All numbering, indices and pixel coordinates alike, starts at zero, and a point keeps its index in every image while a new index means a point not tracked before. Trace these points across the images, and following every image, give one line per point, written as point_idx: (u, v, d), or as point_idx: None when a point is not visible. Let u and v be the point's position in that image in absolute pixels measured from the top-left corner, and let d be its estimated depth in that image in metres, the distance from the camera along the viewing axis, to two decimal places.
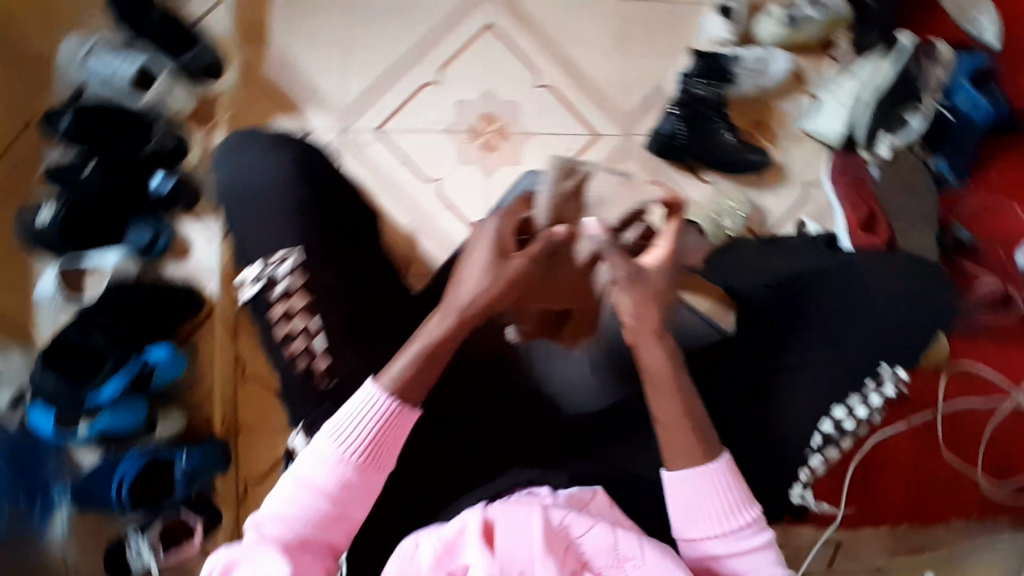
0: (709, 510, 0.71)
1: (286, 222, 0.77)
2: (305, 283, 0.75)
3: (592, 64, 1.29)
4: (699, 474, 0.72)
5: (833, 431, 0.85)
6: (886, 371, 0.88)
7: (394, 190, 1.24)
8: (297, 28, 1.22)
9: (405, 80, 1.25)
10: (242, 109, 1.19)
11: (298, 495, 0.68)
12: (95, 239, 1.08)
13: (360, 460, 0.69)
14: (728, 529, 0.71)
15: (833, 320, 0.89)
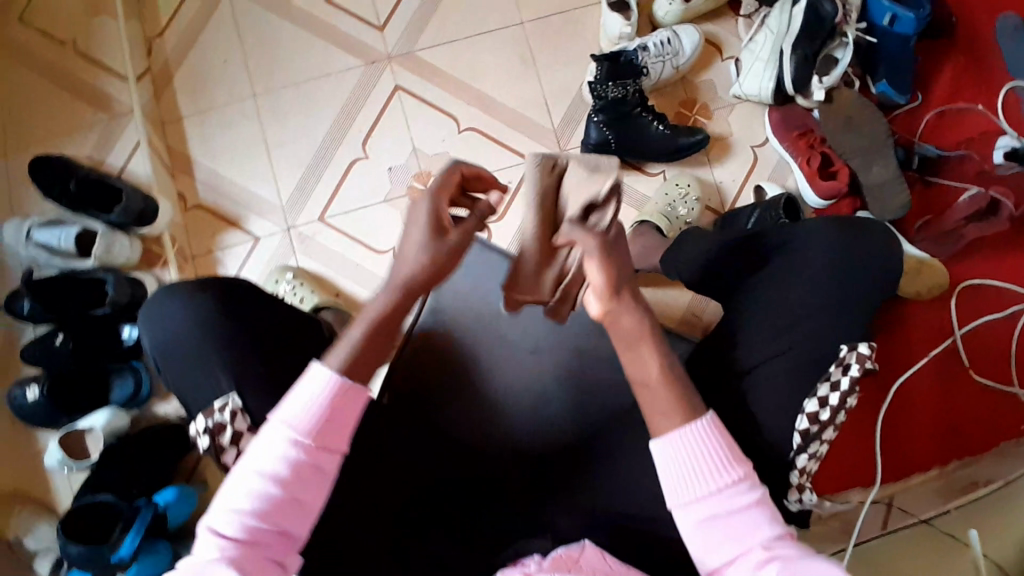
0: (693, 483, 0.63)
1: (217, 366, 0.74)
2: (252, 422, 0.72)
3: (505, 94, 1.28)
4: (682, 438, 0.64)
5: (811, 422, 0.72)
6: (848, 354, 0.75)
7: (355, 270, 1.24)
8: (221, 148, 1.26)
9: (333, 164, 1.26)
10: (193, 239, 1.24)
11: (254, 485, 0.61)
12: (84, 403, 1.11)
13: (316, 442, 0.63)
14: (717, 498, 0.62)
15: (791, 299, 0.79)
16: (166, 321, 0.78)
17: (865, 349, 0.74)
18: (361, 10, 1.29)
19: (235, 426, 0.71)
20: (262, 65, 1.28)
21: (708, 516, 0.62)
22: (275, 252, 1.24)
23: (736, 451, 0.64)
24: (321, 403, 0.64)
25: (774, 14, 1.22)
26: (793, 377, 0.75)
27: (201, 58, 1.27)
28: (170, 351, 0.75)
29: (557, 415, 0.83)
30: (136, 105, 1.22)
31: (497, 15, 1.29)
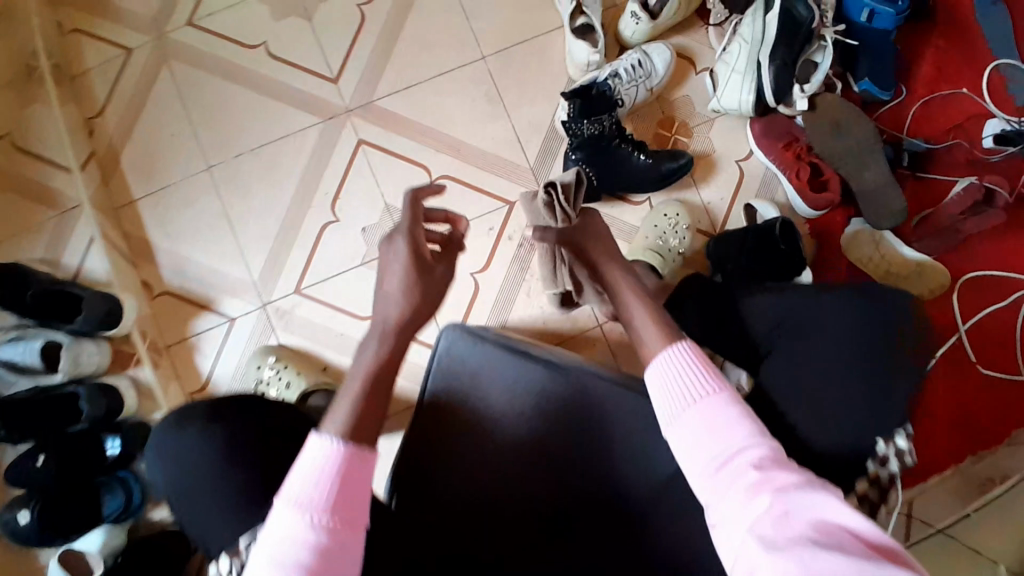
0: (679, 399, 0.65)
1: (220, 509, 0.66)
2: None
3: (475, 135, 1.21)
4: (666, 359, 0.68)
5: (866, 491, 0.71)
6: (891, 448, 0.71)
7: (341, 340, 1.18)
8: (182, 231, 1.19)
9: (304, 232, 1.19)
10: (164, 328, 1.17)
11: (276, 562, 0.54)
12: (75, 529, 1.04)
13: (333, 520, 0.56)
14: (706, 413, 0.64)
15: (803, 364, 0.74)
16: (160, 449, 0.70)
17: (907, 444, 0.71)
18: (313, 64, 1.21)
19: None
20: (212, 135, 1.20)
21: (692, 427, 0.63)
22: (254, 332, 1.18)
23: (716, 370, 0.67)
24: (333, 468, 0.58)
25: (747, 22, 1.16)
26: (818, 448, 0.71)
27: (149, 136, 1.19)
28: (175, 500, 0.68)
29: (578, 501, 0.80)
30: (84, 198, 1.14)
31: (456, 54, 1.22)
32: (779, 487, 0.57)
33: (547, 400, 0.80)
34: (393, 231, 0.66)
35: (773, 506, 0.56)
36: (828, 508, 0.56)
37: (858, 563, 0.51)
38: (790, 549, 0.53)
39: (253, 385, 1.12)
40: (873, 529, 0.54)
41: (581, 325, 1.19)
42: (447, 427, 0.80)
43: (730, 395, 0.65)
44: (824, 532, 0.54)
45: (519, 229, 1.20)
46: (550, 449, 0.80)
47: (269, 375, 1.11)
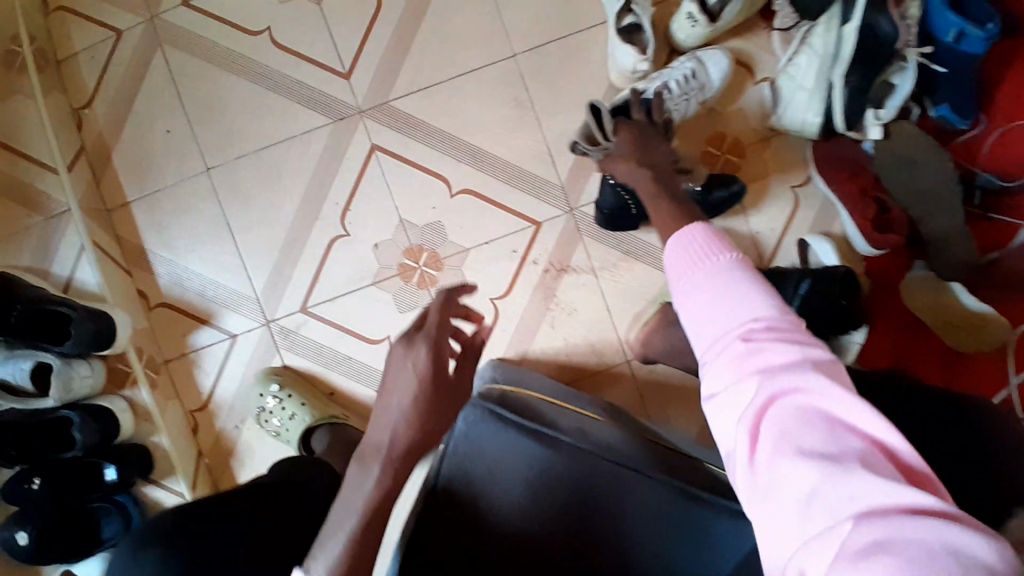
0: (683, 271, 0.59)
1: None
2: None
3: (500, 146, 1.09)
4: (696, 251, 0.59)
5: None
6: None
7: (348, 363, 1.11)
8: (179, 237, 1.11)
9: (310, 246, 1.11)
10: (162, 342, 1.11)
11: None
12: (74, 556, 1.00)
13: None
14: (718, 284, 0.55)
15: None
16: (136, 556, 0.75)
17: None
18: (322, 56, 1.10)
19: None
20: (211, 133, 1.10)
21: (701, 304, 0.55)
22: (256, 351, 1.11)
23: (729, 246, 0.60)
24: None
25: (820, 30, 1.00)
26: None
27: (141, 131, 1.10)
28: None
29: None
30: (73, 203, 1.06)
31: (482, 52, 1.09)
32: (769, 368, 0.49)
33: (554, 496, 0.73)
34: (408, 337, 0.65)
35: (761, 393, 0.48)
36: (835, 405, 0.47)
37: (849, 473, 0.43)
38: (774, 457, 0.46)
39: (255, 411, 1.07)
40: (891, 436, 0.45)
41: (607, 360, 1.10)
42: (439, 517, 0.72)
43: (749, 271, 0.56)
44: (816, 431, 0.46)
45: (545, 253, 1.10)
46: (549, 556, 0.71)
47: (273, 405, 1.05)
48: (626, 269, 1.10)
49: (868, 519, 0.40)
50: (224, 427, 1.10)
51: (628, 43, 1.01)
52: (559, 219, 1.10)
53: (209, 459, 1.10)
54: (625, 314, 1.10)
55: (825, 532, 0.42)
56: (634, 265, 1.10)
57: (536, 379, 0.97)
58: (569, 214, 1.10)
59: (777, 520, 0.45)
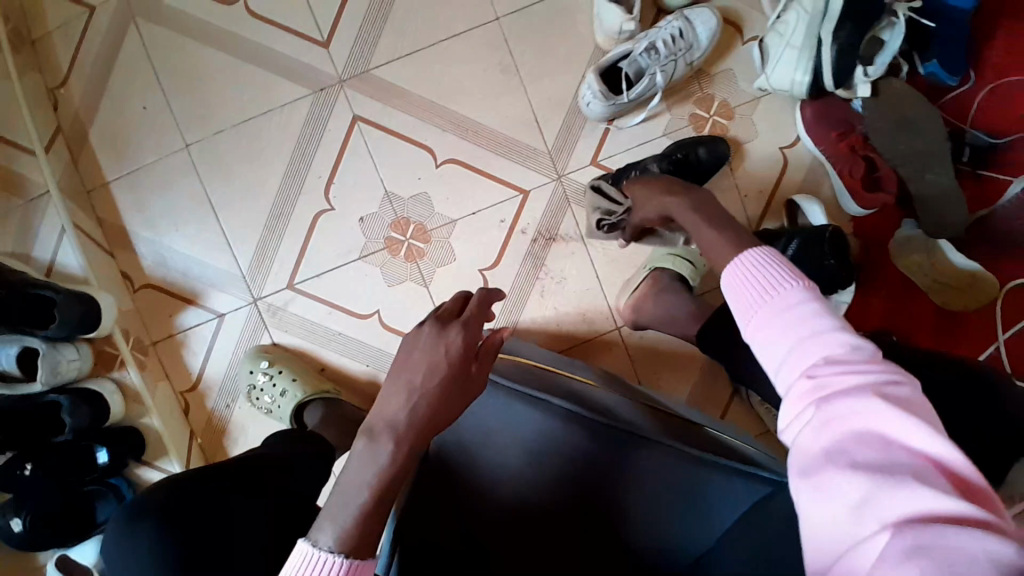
0: (748, 296, 0.56)
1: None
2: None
3: (486, 114, 1.07)
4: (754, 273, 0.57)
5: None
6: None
7: (339, 339, 1.10)
8: (161, 217, 1.09)
9: (295, 222, 1.09)
10: (150, 323, 1.10)
11: None
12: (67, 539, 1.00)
13: None
14: (778, 306, 0.53)
15: None
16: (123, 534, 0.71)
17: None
18: (300, 25, 1.07)
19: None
20: (190, 109, 1.07)
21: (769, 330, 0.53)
22: (245, 330, 1.10)
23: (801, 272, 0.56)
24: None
25: None
26: None
27: (117, 107, 1.07)
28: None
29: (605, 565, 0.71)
30: (51, 183, 1.03)
31: (464, 16, 1.06)
32: (827, 391, 0.47)
33: (553, 462, 0.73)
34: (438, 328, 0.63)
35: (819, 417, 0.46)
36: (889, 422, 0.44)
37: (899, 488, 0.41)
38: (825, 473, 0.44)
39: (246, 389, 1.06)
40: (948, 452, 0.42)
41: (598, 328, 1.09)
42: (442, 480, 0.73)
43: (814, 293, 0.53)
44: (872, 448, 0.43)
45: (534, 222, 1.08)
46: (551, 515, 0.72)
47: (263, 381, 1.04)
48: (615, 236, 1.09)
49: (907, 528, 0.38)
50: (216, 407, 1.10)
51: (613, 2, 0.99)
52: (547, 187, 1.08)
53: (202, 439, 1.10)
54: (615, 281, 1.09)
55: (866, 541, 0.40)
56: (624, 231, 1.09)
57: (533, 349, 0.97)
58: (557, 182, 1.08)
59: (825, 533, 0.43)
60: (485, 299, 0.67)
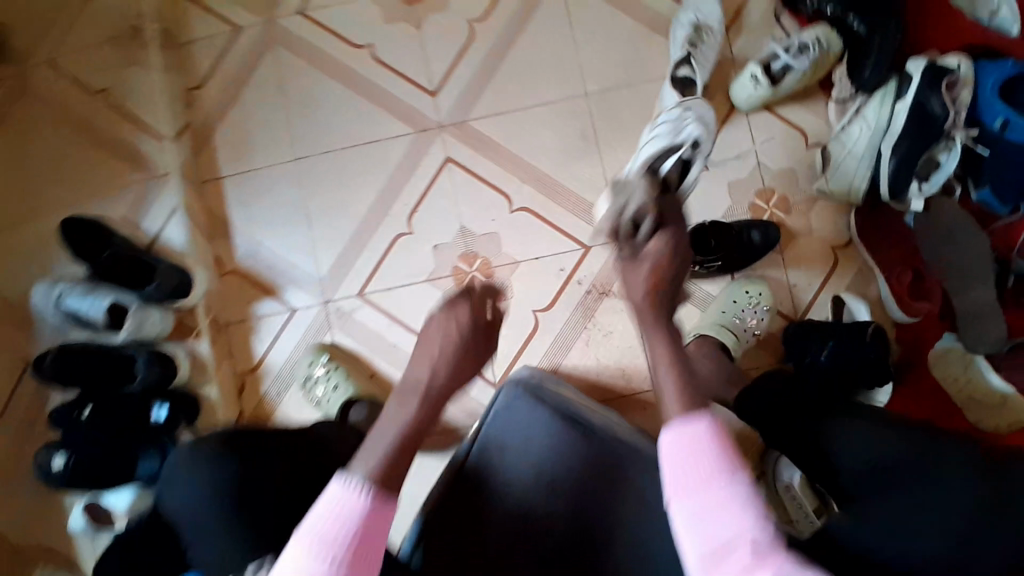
0: (680, 481, 0.58)
1: (245, 528, 0.75)
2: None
3: (562, 172, 1.18)
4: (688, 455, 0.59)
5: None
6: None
7: (393, 351, 1.19)
8: (257, 214, 1.22)
9: (375, 239, 1.20)
10: (228, 305, 1.20)
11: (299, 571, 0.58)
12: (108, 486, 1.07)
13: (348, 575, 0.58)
14: (716, 514, 0.56)
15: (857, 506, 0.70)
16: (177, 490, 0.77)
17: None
18: (413, 72, 1.22)
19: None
20: (305, 129, 1.23)
21: (701, 545, 0.56)
22: (311, 327, 1.19)
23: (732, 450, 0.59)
24: (347, 520, 0.60)
25: (873, 104, 1.09)
26: None
27: (244, 116, 1.23)
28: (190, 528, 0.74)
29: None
30: (176, 167, 1.19)
31: (557, 86, 1.19)
32: None
33: (562, 479, 0.78)
34: (444, 309, 0.79)
35: None
36: None
37: None
38: None
39: (302, 378, 1.15)
40: None
41: (635, 385, 1.14)
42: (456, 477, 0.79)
43: (743, 482, 0.57)
44: None
45: (589, 275, 1.17)
46: (552, 521, 0.77)
47: (319, 374, 1.13)
48: None
49: None
50: (266, 393, 1.17)
51: (676, 91, 1.12)
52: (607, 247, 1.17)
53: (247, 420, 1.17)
54: None
55: None
56: (672, 299, 1.16)
57: None
58: None
59: None
60: (486, 290, 0.81)
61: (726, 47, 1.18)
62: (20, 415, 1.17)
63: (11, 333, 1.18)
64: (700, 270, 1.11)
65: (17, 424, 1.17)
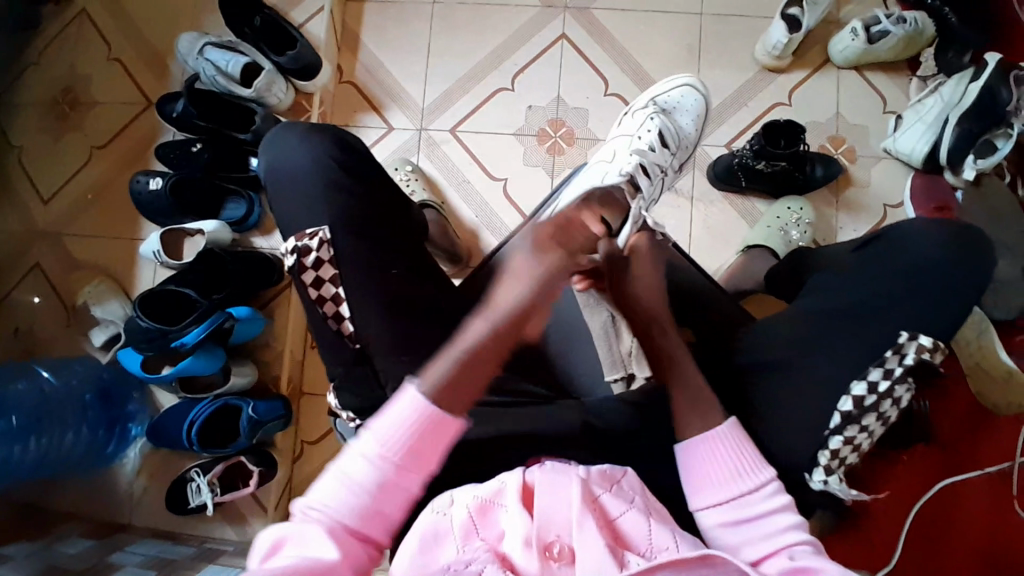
0: (714, 490, 0.68)
1: (321, 204, 0.82)
2: (335, 254, 0.80)
3: (660, 73, 1.30)
4: (709, 437, 0.69)
5: (852, 408, 0.72)
6: (907, 342, 0.73)
7: (465, 185, 1.30)
8: (384, 38, 1.35)
9: (479, 87, 1.33)
10: (337, 108, 1.34)
11: (347, 484, 0.62)
12: (200, 212, 1.22)
13: (400, 463, 0.63)
14: (740, 496, 0.67)
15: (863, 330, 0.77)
16: (271, 164, 0.86)
17: (926, 340, 0.72)
18: None
19: (319, 254, 0.80)
20: None
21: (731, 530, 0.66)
22: (403, 145, 1.32)
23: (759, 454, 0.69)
24: (408, 430, 0.63)
25: (950, 85, 1.17)
26: None
27: None
28: (274, 188, 0.85)
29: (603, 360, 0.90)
30: None
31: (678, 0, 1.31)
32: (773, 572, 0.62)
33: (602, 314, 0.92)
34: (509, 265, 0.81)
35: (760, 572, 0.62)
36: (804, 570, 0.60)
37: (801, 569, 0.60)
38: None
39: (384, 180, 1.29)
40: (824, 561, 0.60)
41: None
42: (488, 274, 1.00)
43: (778, 496, 0.67)
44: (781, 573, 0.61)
45: None
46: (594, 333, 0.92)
47: (401, 179, 1.27)
48: (717, 209, 1.26)
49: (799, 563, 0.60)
50: None
51: (782, 22, 1.21)
52: None
53: None
54: (702, 244, 1.26)
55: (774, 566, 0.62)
56: (729, 209, 1.26)
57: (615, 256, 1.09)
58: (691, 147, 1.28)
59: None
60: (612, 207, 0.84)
61: (834, 8, 1.29)
62: (130, 141, 1.30)
63: (146, 78, 1.32)
64: (763, 179, 1.20)
65: (127, 148, 1.30)
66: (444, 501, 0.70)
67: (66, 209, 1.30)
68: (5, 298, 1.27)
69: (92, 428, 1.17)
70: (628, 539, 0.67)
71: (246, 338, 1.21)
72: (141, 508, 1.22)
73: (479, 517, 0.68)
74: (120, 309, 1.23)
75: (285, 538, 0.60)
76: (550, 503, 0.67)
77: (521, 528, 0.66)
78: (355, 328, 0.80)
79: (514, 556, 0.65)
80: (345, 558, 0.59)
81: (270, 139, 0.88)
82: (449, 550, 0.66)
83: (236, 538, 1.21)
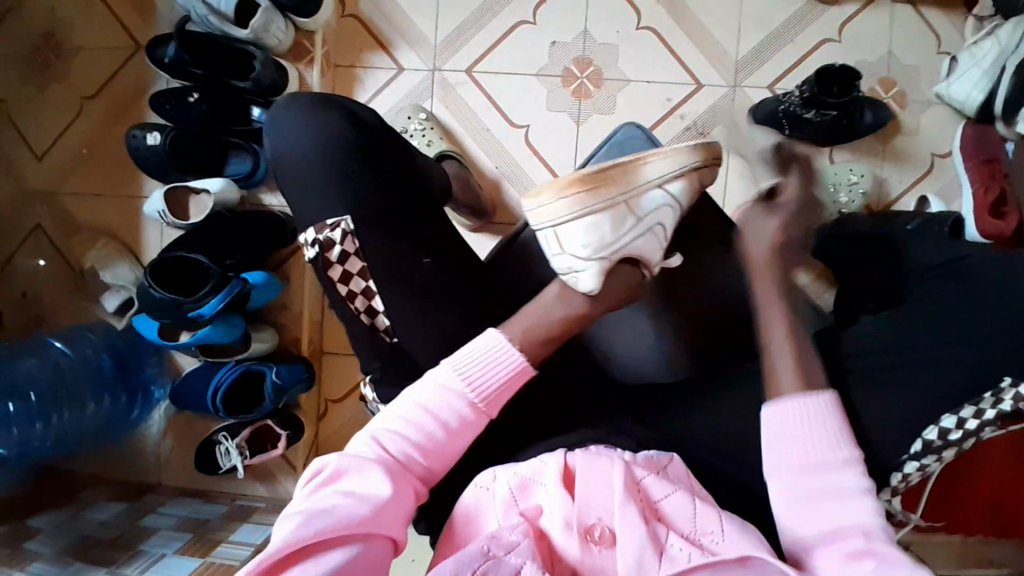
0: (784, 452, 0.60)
1: (349, 193, 0.76)
2: (360, 246, 0.75)
3: (698, 6, 1.18)
4: (801, 402, 0.61)
5: (935, 439, 0.65)
6: (1007, 388, 0.63)
7: (485, 132, 1.21)
8: None
9: (497, 21, 1.20)
10: (342, 47, 1.23)
11: (414, 416, 0.63)
12: (202, 172, 1.14)
13: (483, 406, 0.64)
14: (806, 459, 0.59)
15: None
16: (301, 132, 0.77)
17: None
18: None
19: (344, 247, 0.74)
20: None
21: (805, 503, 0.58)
22: (414, 89, 1.22)
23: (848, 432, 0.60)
24: (494, 371, 0.65)
25: (1008, 28, 1.04)
26: None
27: None
28: (299, 166, 0.77)
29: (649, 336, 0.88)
30: None
31: None
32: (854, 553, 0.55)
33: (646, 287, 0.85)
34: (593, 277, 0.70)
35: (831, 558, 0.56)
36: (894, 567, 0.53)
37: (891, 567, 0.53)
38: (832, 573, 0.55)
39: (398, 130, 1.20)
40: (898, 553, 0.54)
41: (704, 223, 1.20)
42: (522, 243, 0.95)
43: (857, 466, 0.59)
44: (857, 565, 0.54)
45: (694, 112, 1.19)
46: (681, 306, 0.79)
47: (416, 127, 1.18)
48: None
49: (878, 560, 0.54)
50: None
51: None
52: (720, 91, 1.19)
53: None
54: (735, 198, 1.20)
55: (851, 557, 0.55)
56: None
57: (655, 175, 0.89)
58: (730, 90, 1.19)
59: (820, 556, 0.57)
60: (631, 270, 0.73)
61: None
62: (119, 87, 1.19)
63: (127, 14, 1.18)
64: (810, 128, 1.11)
65: (115, 95, 1.19)
66: (489, 474, 0.66)
67: (59, 164, 1.21)
68: (12, 259, 1.23)
69: (113, 398, 1.14)
70: (669, 524, 0.61)
71: (261, 302, 1.17)
72: (173, 467, 1.24)
73: (520, 493, 0.64)
74: (129, 274, 1.18)
75: (342, 472, 0.60)
76: (596, 483, 0.62)
77: (561, 510, 0.61)
78: (390, 322, 0.76)
79: (555, 536, 0.61)
80: (399, 493, 0.60)
81: (306, 102, 0.79)
82: (492, 524, 0.63)
83: (269, 493, 1.24)
